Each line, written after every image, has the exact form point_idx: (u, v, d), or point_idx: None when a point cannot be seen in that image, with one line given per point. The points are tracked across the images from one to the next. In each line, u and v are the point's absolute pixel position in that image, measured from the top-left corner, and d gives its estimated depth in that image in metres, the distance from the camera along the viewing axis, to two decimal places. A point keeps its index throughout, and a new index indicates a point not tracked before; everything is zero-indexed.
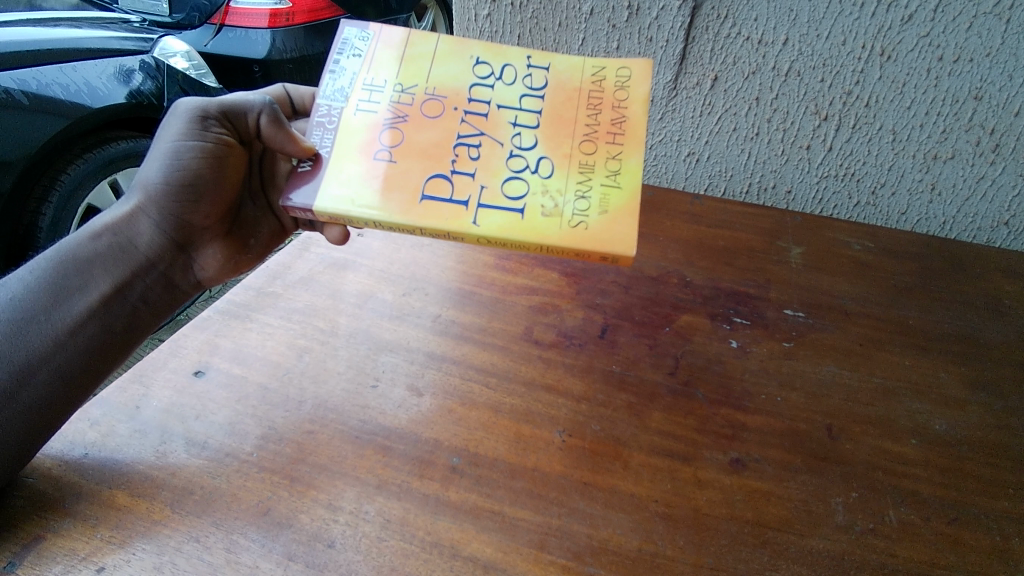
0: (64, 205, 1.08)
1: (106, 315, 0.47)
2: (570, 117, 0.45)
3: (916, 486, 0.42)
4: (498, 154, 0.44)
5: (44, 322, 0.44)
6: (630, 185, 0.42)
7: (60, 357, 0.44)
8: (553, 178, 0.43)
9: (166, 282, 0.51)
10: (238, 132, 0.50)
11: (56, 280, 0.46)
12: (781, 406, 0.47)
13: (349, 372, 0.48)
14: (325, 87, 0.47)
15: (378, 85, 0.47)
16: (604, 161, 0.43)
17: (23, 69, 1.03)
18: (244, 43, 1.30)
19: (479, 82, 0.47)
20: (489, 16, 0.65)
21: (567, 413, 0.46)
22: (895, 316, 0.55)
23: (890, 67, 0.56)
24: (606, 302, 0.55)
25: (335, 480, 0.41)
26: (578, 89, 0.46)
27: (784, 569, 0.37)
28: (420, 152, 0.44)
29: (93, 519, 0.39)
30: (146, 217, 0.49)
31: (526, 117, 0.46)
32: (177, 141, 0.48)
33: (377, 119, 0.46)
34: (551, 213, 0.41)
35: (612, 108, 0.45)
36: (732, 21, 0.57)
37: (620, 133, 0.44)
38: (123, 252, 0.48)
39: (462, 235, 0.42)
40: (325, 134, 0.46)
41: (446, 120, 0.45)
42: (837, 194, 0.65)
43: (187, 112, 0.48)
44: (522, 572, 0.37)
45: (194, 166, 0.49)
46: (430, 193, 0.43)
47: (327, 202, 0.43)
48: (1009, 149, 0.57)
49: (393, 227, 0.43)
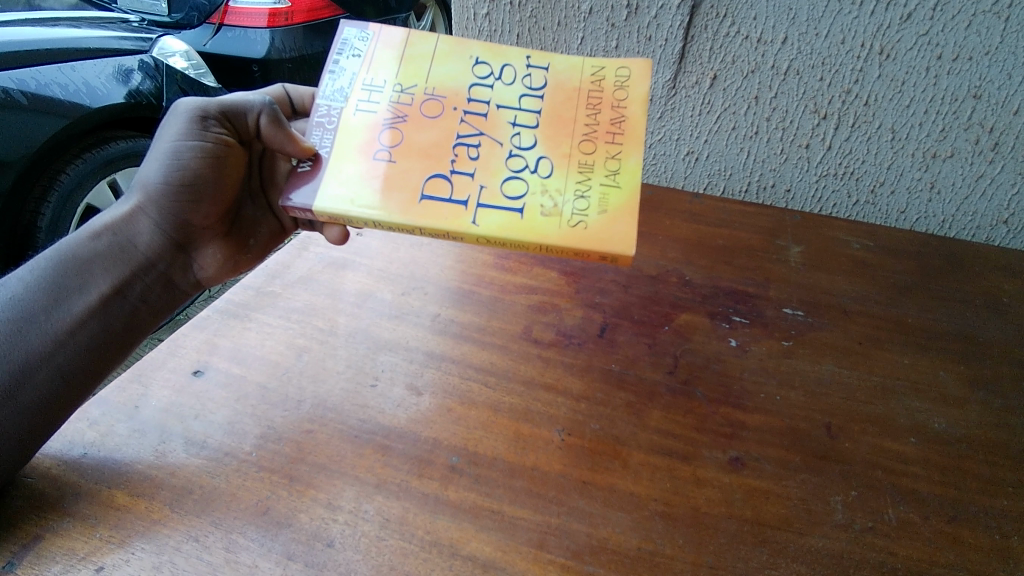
0: (63, 204, 1.08)
1: (105, 315, 0.47)
2: (570, 117, 0.45)
3: (916, 484, 0.42)
4: (498, 154, 0.44)
5: (44, 322, 0.44)
6: (629, 184, 0.42)
7: (60, 357, 0.44)
8: (553, 178, 0.43)
9: (166, 282, 0.51)
10: (238, 131, 0.50)
11: (56, 280, 0.46)
12: (780, 405, 0.47)
13: (348, 372, 0.48)
14: (324, 87, 0.47)
15: (378, 85, 0.47)
16: (604, 161, 0.43)
17: (22, 69, 1.03)
18: (243, 42, 1.30)
19: (479, 82, 0.47)
20: (488, 15, 0.65)
21: (566, 412, 0.46)
22: (894, 315, 0.55)
23: (889, 66, 0.56)
24: (605, 301, 0.55)
25: (334, 480, 0.41)
26: (578, 89, 0.46)
27: (784, 567, 0.37)
28: (420, 152, 0.44)
29: (92, 519, 0.39)
30: (146, 217, 0.49)
31: (525, 117, 0.46)
32: (177, 141, 0.48)
33: (377, 119, 0.46)
34: (551, 212, 0.41)
35: (612, 108, 0.45)
36: (731, 19, 0.57)
37: (619, 132, 0.44)
38: (122, 252, 0.48)
39: (461, 234, 0.42)
40: (325, 134, 0.46)
41: (446, 121, 0.45)
42: (836, 192, 0.65)
43: (187, 111, 0.48)
44: (521, 571, 0.37)
45: (194, 166, 0.49)
46: (430, 193, 0.43)
47: (326, 202, 0.43)
48: (1008, 147, 0.57)
49: (393, 227, 0.43)
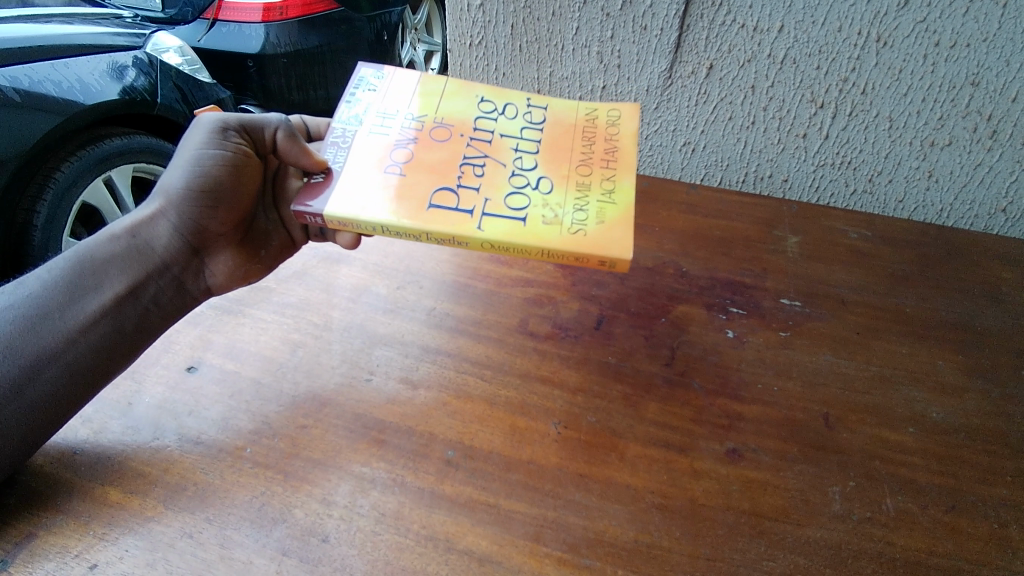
0: (58, 203, 1.06)
1: (117, 315, 0.47)
2: (568, 145, 0.47)
3: (914, 474, 0.41)
4: (502, 173, 0.45)
5: (58, 319, 0.45)
6: (625, 201, 0.42)
7: (68, 355, 0.44)
8: (553, 194, 0.43)
9: (178, 286, 0.50)
10: (257, 144, 0.51)
11: (73, 280, 0.46)
12: (778, 396, 0.46)
13: (343, 366, 0.48)
14: (340, 114, 0.48)
15: (391, 114, 0.48)
16: (600, 182, 0.44)
17: (14, 67, 1.02)
18: (238, 38, 1.31)
19: (484, 115, 0.48)
20: (483, 6, 0.63)
21: (562, 405, 0.45)
22: (892, 304, 0.55)
23: (886, 54, 0.55)
24: (602, 293, 0.55)
25: (329, 475, 0.41)
26: (574, 125, 0.48)
27: (782, 558, 0.37)
28: (429, 169, 0.45)
29: (85, 517, 0.39)
30: (166, 220, 0.50)
31: (527, 145, 0.47)
32: (200, 149, 0.49)
33: (388, 141, 0.46)
34: (552, 222, 0.41)
35: (605, 141, 0.47)
36: (727, 8, 0.56)
37: (612, 160, 0.45)
38: (139, 253, 0.49)
39: (466, 240, 0.41)
40: (338, 152, 0.46)
41: (453, 145, 0.46)
42: (834, 182, 0.65)
43: (210, 124, 0.49)
44: (517, 566, 0.36)
45: (214, 173, 0.49)
46: (438, 203, 0.42)
47: (337, 208, 0.42)
48: (1006, 135, 0.57)
49: (401, 233, 0.42)
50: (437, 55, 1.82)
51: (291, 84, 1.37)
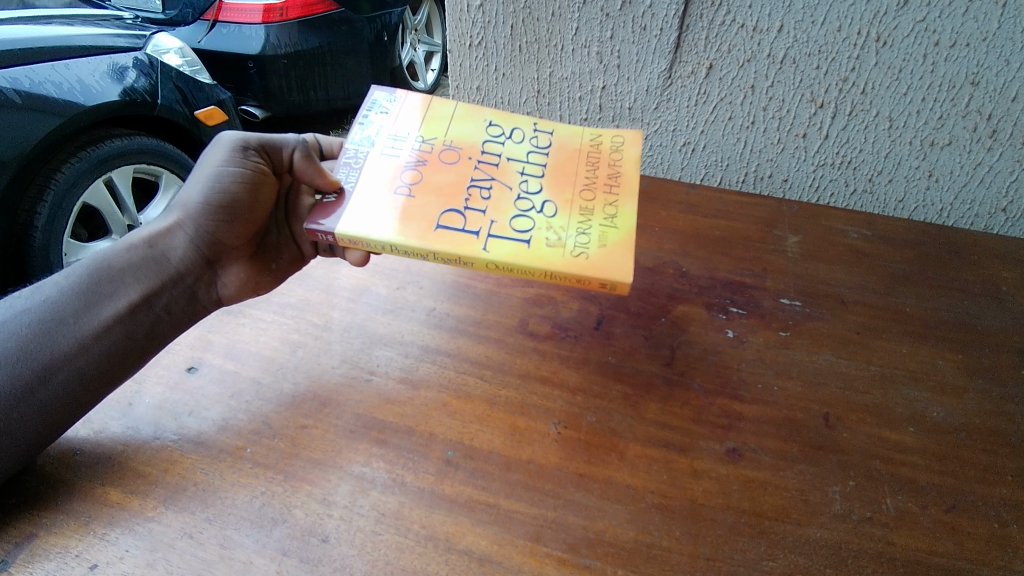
0: (59, 204, 1.06)
1: (130, 322, 0.47)
2: (572, 169, 0.47)
3: (914, 474, 0.41)
4: (508, 197, 0.45)
5: (72, 325, 0.45)
6: (626, 226, 0.42)
7: (80, 361, 0.44)
8: (557, 218, 0.43)
9: (191, 296, 0.50)
10: (273, 163, 0.51)
11: (89, 287, 0.47)
12: (778, 395, 0.46)
13: (343, 366, 0.48)
14: (353, 136, 0.49)
15: (402, 136, 0.48)
16: (603, 206, 0.44)
17: (16, 68, 1.02)
18: (239, 39, 1.35)
19: (492, 139, 0.49)
20: (482, 7, 0.63)
21: (562, 405, 0.45)
22: (891, 303, 0.54)
23: (886, 54, 0.55)
24: (602, 293, 0.55)
25: (329, 475, 0.41)
26: (578, 150, 0.49)
27: (782, 559, 0.37)
28: (437, 190, 0.45)
29: (86, 517, 0.39)
30: (183, 233, 0.51)
31: (533, 168, 0.47)
32: (220, 167, 0.50)
33: (398, 162, 0.47)
34: (555, 244, 0.41)
35: (608, 167, 0.47)
36: (726, 8, 0.56)
37: (615, 185, 0.45)
38: (155, 263, 0.49)
39: (471, 260, 0.41)
40: (350, 172, 0.46)
41: (461, 167, 0.47)
42: (834, 181, 0.65)
43: (231, 142, 0.50)
44: (517, 566, 0.36)
45: (233, 190, 0.50)
46: (445, 224, 0.43)
47: (347, 226, 0.43)
48: (1006, 135, 0.57)
49: (408, 252, 0.42)
50: (437, 55, 1.82)
51: (291, 84, 1.40)
